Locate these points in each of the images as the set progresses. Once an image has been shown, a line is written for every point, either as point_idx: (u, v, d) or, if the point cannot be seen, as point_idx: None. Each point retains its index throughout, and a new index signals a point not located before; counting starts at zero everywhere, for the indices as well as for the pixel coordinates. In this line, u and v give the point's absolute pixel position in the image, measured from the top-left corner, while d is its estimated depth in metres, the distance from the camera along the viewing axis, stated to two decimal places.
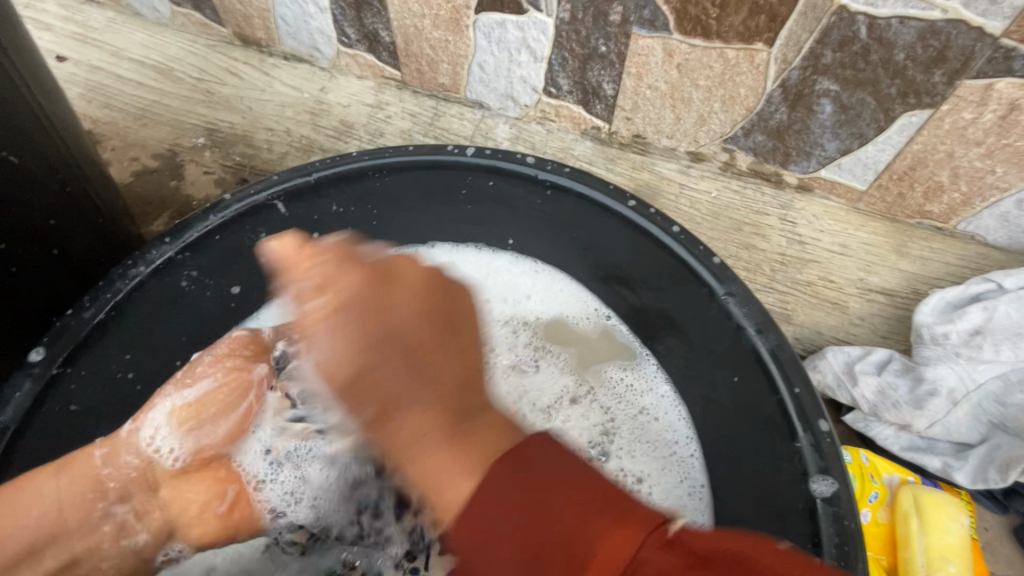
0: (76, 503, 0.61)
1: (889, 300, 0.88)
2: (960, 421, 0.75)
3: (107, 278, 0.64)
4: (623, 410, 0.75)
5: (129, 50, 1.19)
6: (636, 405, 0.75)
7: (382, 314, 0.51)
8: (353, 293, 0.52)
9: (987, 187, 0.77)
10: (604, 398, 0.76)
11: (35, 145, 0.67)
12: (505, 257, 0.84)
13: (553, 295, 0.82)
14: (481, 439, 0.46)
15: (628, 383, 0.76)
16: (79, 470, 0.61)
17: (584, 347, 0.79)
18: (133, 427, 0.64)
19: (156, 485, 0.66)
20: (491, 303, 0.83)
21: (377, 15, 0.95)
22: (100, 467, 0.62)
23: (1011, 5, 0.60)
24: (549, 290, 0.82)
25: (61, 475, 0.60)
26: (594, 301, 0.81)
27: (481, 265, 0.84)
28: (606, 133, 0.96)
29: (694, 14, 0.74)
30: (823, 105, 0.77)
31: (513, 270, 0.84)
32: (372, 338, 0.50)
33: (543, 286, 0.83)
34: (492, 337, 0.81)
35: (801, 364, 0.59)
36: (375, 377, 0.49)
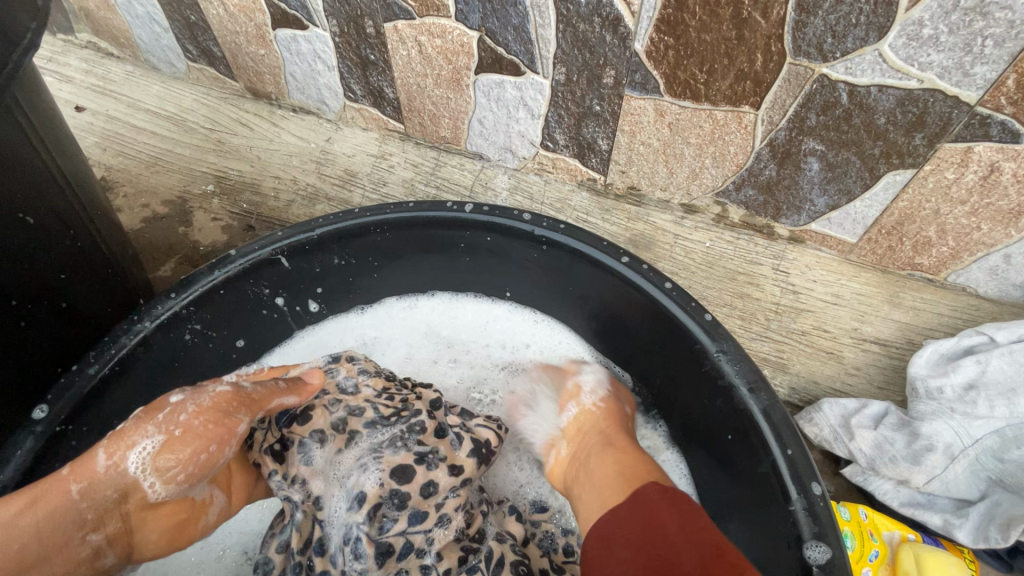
0: (57, 538, 0.50)
1: (884, 350, 0.87)
2: (959, 477, 0.75)
3: (112, 334, 0.65)
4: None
5: (145, 102, 1.24)
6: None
7: (609, 417, 0.69)
8: (616, 398, 0.72)
9: (974, 242, 0.79)
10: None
11: (51, 206, 0.69)
12: (504, 306, 0.86)
13: (551, 344, 0.84)
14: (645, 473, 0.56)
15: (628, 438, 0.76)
16: (55, 502, 0.51)
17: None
18: (111, 459, 0.53)
19: (97, 522, 0.53)
20: (490, 351, 0.85)
21: (381, 74, 1.00)
22: (78, 501, 0.52)
23: (985, 76, 0.63)
24: (550, 339, 0.84)
25: (37, 507, 0.50)
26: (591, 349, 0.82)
27: (481, 313, 0.87)
28: (602, 184, 0.99)
29: (683, 78, 0.77)
30: (811, 163, 0.80)
31: (512, 319, 0.86)
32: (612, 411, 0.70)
33: (541, 336, 0.85)
34: (490, 383, 0.83)
35: (793, 424, 0.59)
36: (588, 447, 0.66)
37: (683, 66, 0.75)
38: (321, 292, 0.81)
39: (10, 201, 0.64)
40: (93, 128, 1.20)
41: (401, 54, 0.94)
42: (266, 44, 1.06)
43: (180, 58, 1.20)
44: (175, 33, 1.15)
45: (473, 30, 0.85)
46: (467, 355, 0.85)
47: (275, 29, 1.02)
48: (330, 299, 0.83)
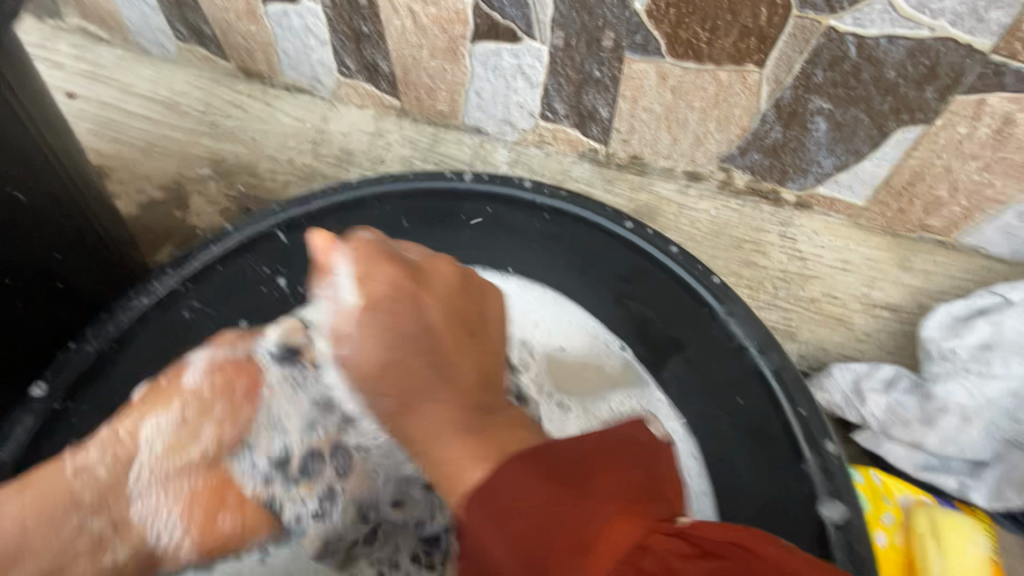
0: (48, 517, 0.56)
1: (895, 315, 0.86)
2: (975, 439, 0.73)
3: (109, 310, 0.64)
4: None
5: (138, 87, 1.22)
6: None
7: (438, 330, 0.62)
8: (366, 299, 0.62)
9: (986, 200, 0.77)
10: (601, 411, 0.73)
11: (42, 184, 0.68)
12: (513, 282, 0.81)
13: (560, 324, 0.78)
14: (494, 437, 0.50)
15: (632, 407, 0.73)
16: (47, 488, 0.57)
17: (595, 377, 0.75)
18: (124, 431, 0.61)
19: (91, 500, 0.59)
20: None
21: (375, 47, 0.98)
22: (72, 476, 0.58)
23: (999, 22, 0.60)
24: (560, 317, 0.79)
25: (26, 492, 0.56)
26: (600, 330, 0.77)
27: (489, 286, 0.81)
28: (604, 155, 0.97)
29: (685, 38, 0.75)
30: (818, 123, 0.77)
31: (520, 295, 0.81)
32: (396, 342, 0.60)
33: (552, 318, 0.79)
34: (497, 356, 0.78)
35: (805, 384, 0.58)
36: (396, 371, 0.59)
37: (685, 25, 0.73)
38: None
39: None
40: (85, 114, 1.19)
41: (395, 25, 0.92)
42: (256, 20, 1.03)
43: (170, 40, 1.18)
44: (163, 14, 1.13)
45: None
46: None
47: (265, 3, 0.99)
48: None
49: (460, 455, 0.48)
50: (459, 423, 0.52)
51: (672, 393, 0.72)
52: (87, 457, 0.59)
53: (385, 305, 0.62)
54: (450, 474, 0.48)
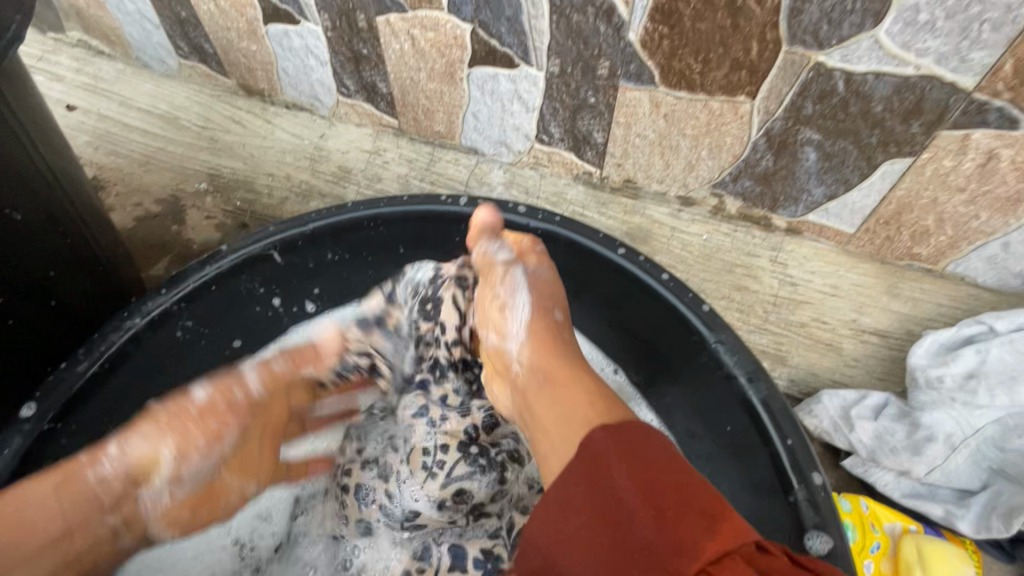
0: (75, 517, 0.52)
1: (883, 341, 0.87)
2: (960, 467, 0.74)
3: (102, 330, 0.64)
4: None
5: (137, 101, 1.23)
6: None
7: (558, 331, 0.60)
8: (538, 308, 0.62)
9: (972, 231, 0.79)
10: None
11: (38, 202, 0.69)
12: None
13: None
14: (575, 411, 0.49)
15: None
16: (78, 488, 0.52)
17: None
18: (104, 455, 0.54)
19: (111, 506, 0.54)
20: None
21: (375, 69, 0.99)
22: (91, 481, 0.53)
23: (981, 61, 0.62)
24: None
25: (61, 490, 0.52)
26: (595, 353, 0.80)
27: None
28: (598, 178, 0.98)
29: (678, 68, 0.76)
30: (808, 153, 0.79)
31: None
32: (551, 341, 0.58)
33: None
34: None
35: (792, 413, 0.59)
36: (545, 351, 0.57)
37: (678, 56, 0.75)
38: (317, 293, 0.82)
39: None
40: (84, 127, 1.19)
41: (395, 48, 0.93)
42: (258, 40, 1.05)
43: (171, 55, 1.19)
44: (166, 30, 1.14)
45: (466, 23, 0.84)
46: None
47: (267, 24, 1.01)
48: (328, 300, 0.83)
49: (567, 418, 0.49)
50: (569, 393, 0.51)
51: (659, 411, 0.75)
52: (106, 464, 0.54)
53: (529, 305, 0.61)
54: (547, 431, 0.50)
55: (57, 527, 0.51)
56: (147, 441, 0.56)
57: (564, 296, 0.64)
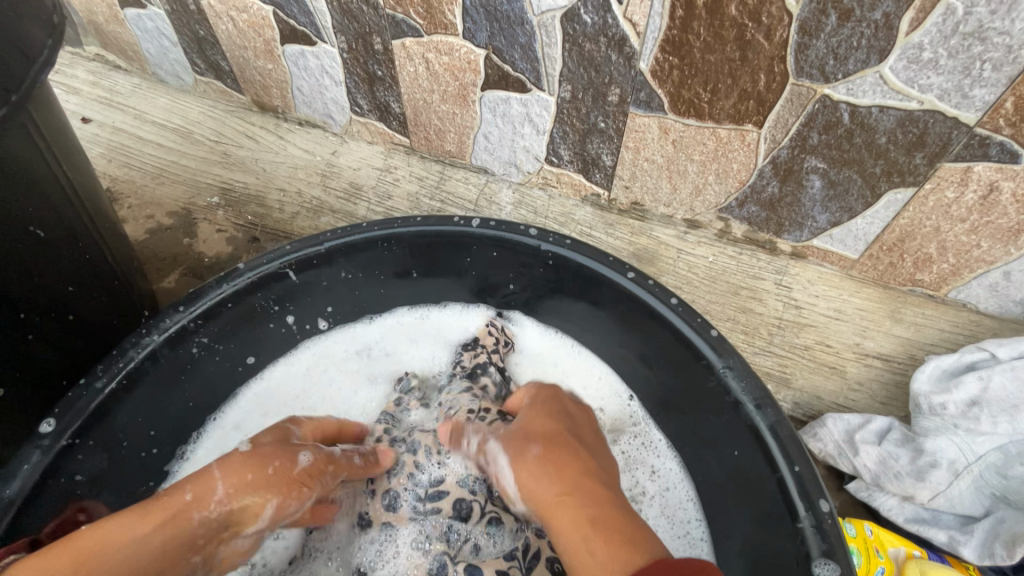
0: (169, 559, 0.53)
1: (886, 365, 0.88)
2: (963, 493, 0.75)
3: (121, 347, 0.65)
4: (634, 472, 0.75)
5: (152, 115, 1.25)
6: (645, 463, 0.75)
7: (554, 451, 0.58)
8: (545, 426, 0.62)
9: (974, 259, 0.80)
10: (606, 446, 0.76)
11: (61, 219, 0.70)
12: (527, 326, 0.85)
13: (586, 381, 0.81)
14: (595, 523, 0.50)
15: (635, 445, 0.76)
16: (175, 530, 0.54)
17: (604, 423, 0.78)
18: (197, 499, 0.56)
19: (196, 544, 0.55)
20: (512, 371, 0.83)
21: (388, 89, 1.01)
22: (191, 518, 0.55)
23: (983, 99, 0.64)
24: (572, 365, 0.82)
25: (160, 526, 0.53)
26: (614, 381, 0.80)
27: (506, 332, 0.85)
28: (606, 200, 1.00)
29: (687, 97, 0.78)
30: (813, 181, 0.81)
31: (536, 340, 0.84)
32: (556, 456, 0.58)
33: (571, 368, 0.82)
34: None
35: (800, 440, 0.59)
36: (542, 482, 0.55)
37: (687, 85, 0.77)
38: (330, 311, 0.83)
39: (21, 215, 0.65)
40: (99, 139, 1.21)
41: (409, 71, 0.95)
42: (274, 59, 1.07)
43: (187, 72, 1.22)
44: (183, 48, 1.16)
45: (480, 48, 0.86)
46: None
47: (284, 44, 1.03)
48: (341, 317, 0.85)
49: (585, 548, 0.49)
50: (585, 523, 0.50)
51: (669, 434, 0.76)
52: (210, 510, 0.56)
53: (508, 457, 0.60)
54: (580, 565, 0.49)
55: (151, 563, 0.52)
56: (257, 494, 0.58)
57: (544, 426, 0.61)
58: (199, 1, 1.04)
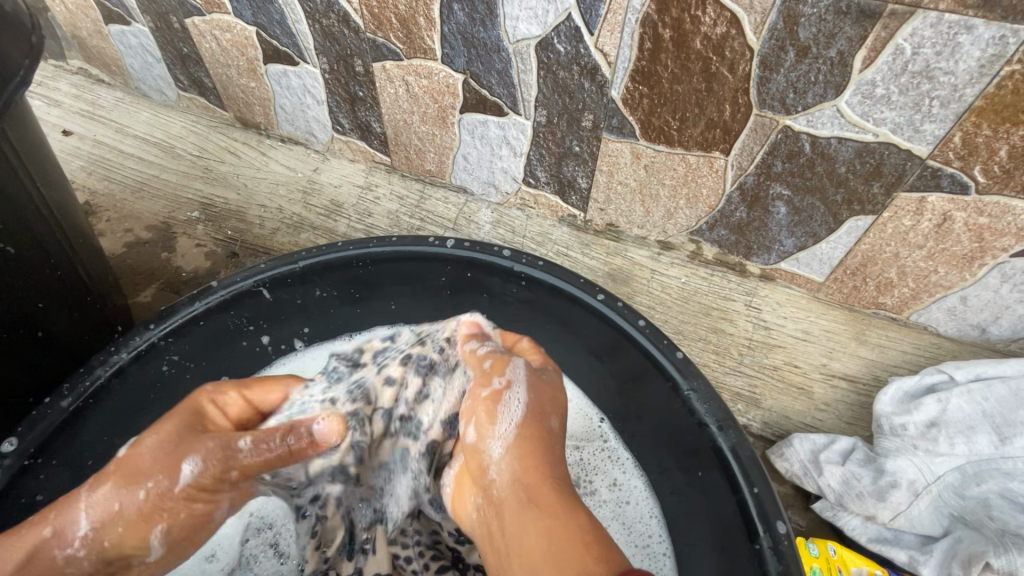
0: None
1: (851, 386, 0.90)
2: (923, 513, 0.76)
3: (88, 365, 0.65)
4: (595, 481, 0.76)
5: (134, 128, 1.25)
6: (607, 476, 0.76)
7: (549, 441, 0.56)
8: (539, 406, 0.57)
9: (932, 285, 0.83)
10: (571, 450, 0.78)
11: (31, 235, 0.70)
12: None
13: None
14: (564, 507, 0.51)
15: (602, 459, 0.77)
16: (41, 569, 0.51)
17: (577, 443, 0.78)
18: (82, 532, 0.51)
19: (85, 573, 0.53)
20: None
21: (369, 110, 1.03)
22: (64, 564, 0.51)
23: (933, 133, 0.67)
24: None
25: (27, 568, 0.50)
26: (588, 405, 0.80)
27: None
28: (582, 221, 1.03)
29: (657, 124, 0.81)
30: (778, 207, 0.84)
31: None
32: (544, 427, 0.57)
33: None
34: None
35: (760, 462, 0.61)
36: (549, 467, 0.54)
37: (657, 114, 0.79)
38: (306, 331, 0.84)
39: None
40: (79, 152, 1.21)
41: (389, 92, 0.97)
42: (257, 77, 1.08)
43: (171, 87, 1.22)
44: (166, 63, 1.17)
45: (458, 73, 0.88)
46: None
47: (267, 64, 1.04)
48: (317, 337, 0.85)
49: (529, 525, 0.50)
50: (554, 530, 0.49)
51: (635, 450, 0.77)
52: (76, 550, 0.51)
53: (523, 404, 0.57)
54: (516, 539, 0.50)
55: None
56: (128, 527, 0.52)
57: (556, 394, 0.60)
58: (184, 20, 1.05)
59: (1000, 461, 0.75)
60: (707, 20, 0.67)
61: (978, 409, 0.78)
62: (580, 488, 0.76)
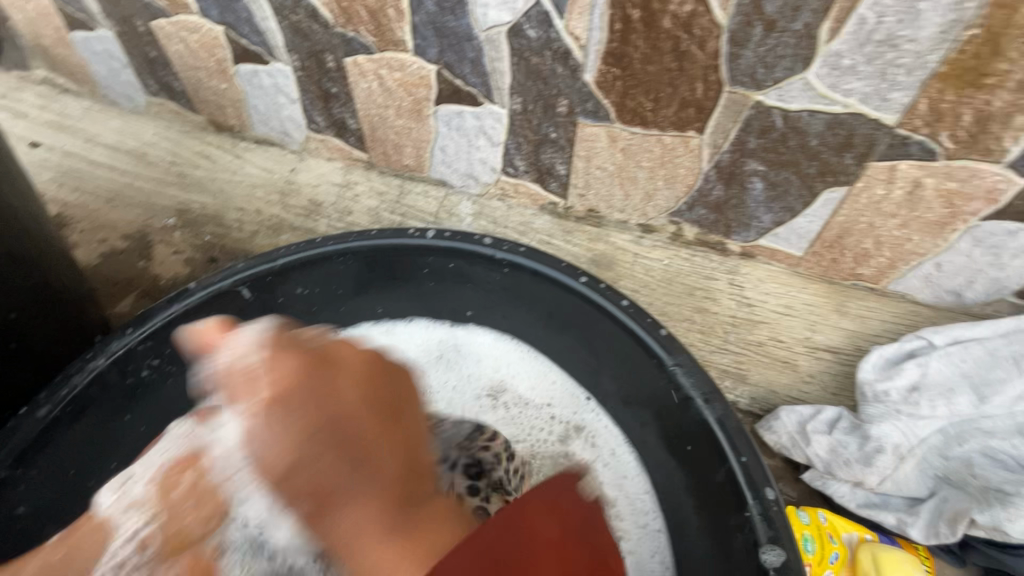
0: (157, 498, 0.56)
1: (835, 357, 0.91)
2: (909, 476, 0.78)
3: (64, 372, 0.64)
4: (595, 445, 0.77)
5: (104, 137, 1.23)
6: (602, 444, 0.77)
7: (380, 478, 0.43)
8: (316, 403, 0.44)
9: (907, 253, 0.85)
10: (566, 412, 0.80)
11: (2, 246, 0.68)
12: (489, 332, 0.85)
13: (544, 384, 0.82)
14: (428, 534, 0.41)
15: (595, 428, 0.78)
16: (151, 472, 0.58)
17: (566, 415, 0.79)
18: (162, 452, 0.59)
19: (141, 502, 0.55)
20: (481, 361, 0.84)
21: (344, 106, 1.02)
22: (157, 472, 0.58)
23: (900, 101, 0.68)
24: (525, 366, 0.83)
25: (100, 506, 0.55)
26: (573, 382, 0.81)
27: (463, 333, 0.86)
28: (563, 208, 1.03)
29: (631, 106, 0.81)
30: (755, 184, 0.85)
31: (497, 344, 0.85)
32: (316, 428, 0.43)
33: (533, 375, 0.83)
34: (484, 390, 0.83)
35: (747, 432, 0.61)
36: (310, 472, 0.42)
37: (631, 95, 0.80)
38: None
39: None
40: (48, 163, 1.18)
41: (363, 87, 0.96)
42: (228, 78, 1.07)
43: (140, 93, 1.20)
44: (134, 69, 1.15)
45: (431, 64, 0.88)
46: (455, 356, 0.85)
47: (237, 64, 1.03)
48: None
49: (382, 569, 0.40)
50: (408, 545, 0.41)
51: (625, 430, 0.76)
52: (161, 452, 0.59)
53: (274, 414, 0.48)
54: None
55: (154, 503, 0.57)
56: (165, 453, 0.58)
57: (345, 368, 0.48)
58: (149, 23, 1.03)
59: (980, 420, 0.77)
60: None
61: (957, 372, 0.80)
62: (578, 441, 0.78)
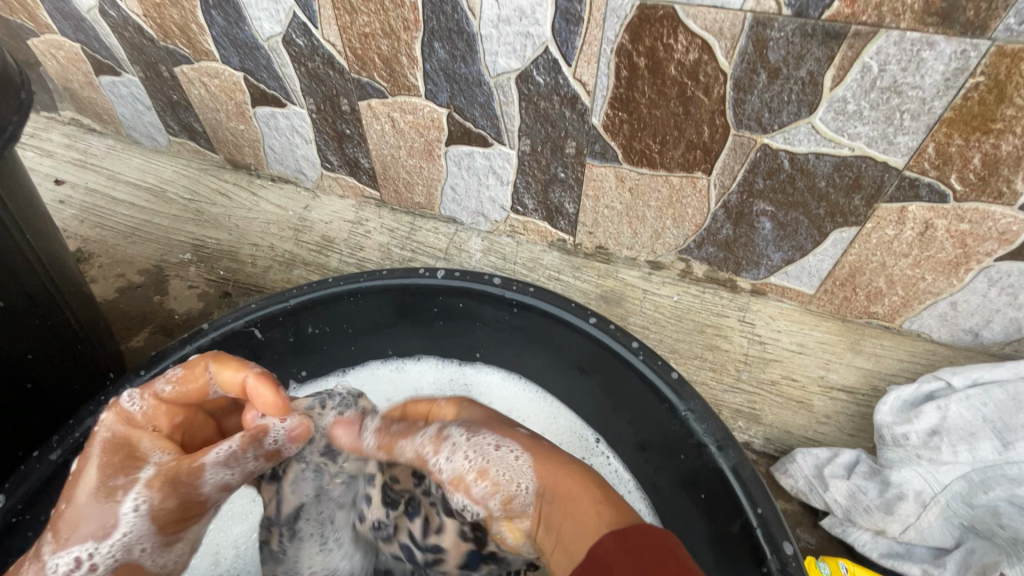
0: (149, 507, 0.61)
1: (851, 397, 0.89)
2: (933, 525, 0.75)
3: (77, 416, 0.64)
4: None
5: (126, 175, 1.27)
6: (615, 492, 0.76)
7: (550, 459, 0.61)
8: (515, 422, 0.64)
9: (921, 292, 0.84)
10: None
11: (21, 288, 0.70)
12: (498, 373, 0.86)
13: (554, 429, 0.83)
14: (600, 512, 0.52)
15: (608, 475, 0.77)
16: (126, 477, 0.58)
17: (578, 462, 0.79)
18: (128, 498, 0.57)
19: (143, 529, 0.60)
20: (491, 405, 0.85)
21: (357, 146, 1.05)
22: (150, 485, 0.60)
23: (908, 145, 0.68)
24: (537, 410, 0.84)
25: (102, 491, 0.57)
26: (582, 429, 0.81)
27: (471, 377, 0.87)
28: (571, 245, 1.03)
29: (639, 148, 0.82)
30: (763, 223, 0.85)
31: (507, 387, 0.86)
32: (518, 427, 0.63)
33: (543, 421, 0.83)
34: None
35: (762, 481, 0.60)
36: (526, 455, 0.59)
37: (638, 137, 0.81)
38: (302, 373, 0.84)
39: None
40: (71, 200, 1.21)
41: (376, 129, 0.99)
42: (246, 120, 1.10)
43: (162, 133, 1.25)
44: (157, 111, 1.19)
45: (442, 107, 0.90)
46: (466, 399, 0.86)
47: (255, 106, 1.06)
48: (312, 376, 0.85)
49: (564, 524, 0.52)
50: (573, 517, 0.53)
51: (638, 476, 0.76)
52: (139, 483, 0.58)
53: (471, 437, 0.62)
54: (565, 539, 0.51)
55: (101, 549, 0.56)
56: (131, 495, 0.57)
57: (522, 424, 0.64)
58: (172, 68, 1.07)
59: (1005, 466, 0.75)
60: (679, 48, 0.69)
61: (979, 415, 0.78)
62: None
